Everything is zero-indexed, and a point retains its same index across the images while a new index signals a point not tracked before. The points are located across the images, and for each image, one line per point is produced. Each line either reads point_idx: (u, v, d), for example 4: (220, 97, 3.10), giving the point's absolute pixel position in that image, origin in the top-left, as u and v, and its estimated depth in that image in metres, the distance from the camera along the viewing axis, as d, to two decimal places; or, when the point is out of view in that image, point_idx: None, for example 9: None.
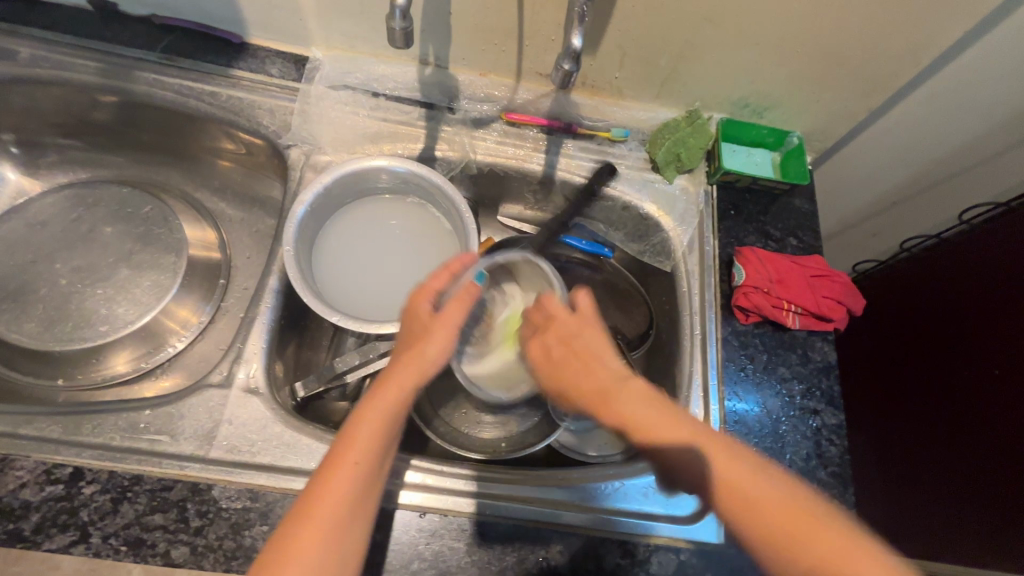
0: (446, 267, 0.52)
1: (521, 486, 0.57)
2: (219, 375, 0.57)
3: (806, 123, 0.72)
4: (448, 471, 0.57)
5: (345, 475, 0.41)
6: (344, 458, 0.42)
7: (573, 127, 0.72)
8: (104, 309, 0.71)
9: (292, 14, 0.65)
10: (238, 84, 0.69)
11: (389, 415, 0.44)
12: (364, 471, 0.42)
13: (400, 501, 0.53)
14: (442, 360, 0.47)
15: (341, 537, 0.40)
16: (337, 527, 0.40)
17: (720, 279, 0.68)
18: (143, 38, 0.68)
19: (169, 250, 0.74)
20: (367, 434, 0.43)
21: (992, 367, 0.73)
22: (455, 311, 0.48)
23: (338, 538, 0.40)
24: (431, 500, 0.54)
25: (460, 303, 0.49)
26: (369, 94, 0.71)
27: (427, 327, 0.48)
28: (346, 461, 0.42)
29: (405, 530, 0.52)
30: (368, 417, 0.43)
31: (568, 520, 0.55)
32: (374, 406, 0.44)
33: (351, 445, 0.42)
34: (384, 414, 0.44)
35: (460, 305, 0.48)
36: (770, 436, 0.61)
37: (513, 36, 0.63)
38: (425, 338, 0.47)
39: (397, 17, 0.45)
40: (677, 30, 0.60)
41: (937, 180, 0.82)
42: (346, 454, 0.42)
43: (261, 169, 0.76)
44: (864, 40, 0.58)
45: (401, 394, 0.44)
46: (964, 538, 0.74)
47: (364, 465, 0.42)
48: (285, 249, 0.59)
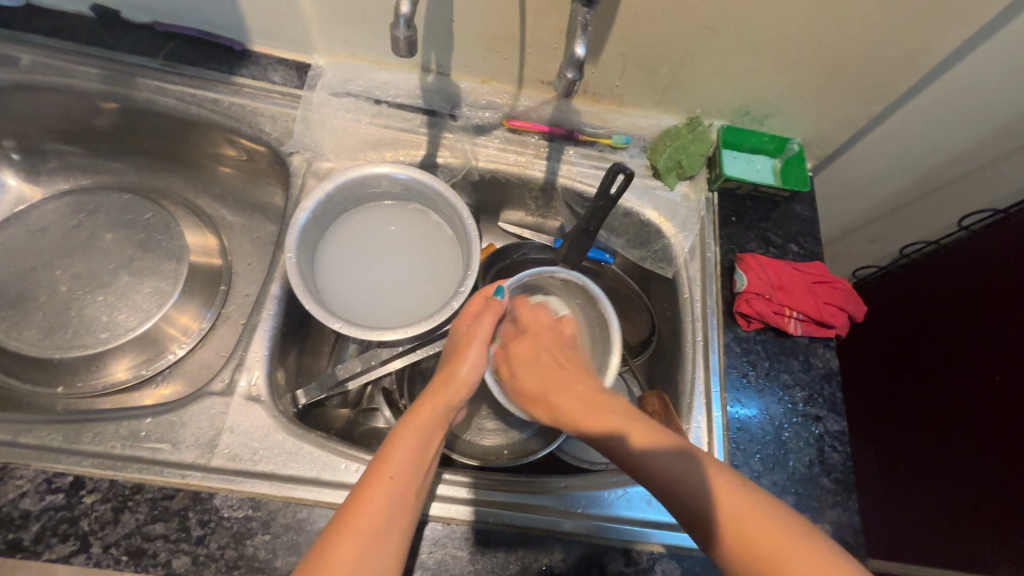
0: (481, 292, 0.59)
1: (529, 495, 0.57)
2: (221, 382, 0.57)
3: (806, 130, 0.72)
4: (461, 479, 0.57)
5: (383, 487, 0.41)
6: (381, 470, 0.42)
7: (574, 134, 0.72)
8: (105, 316, 0.70)
9: (294, 22, 0.65)
10: (240, 91, 0.69)
11: (423, 432, 0.46)
12: (405, 476, 0.42)
13: (433, 511, 0.54)
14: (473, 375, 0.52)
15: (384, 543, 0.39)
16: (375, 540, 0.39)
17: (721, 285, 0.68)
18: (145, 45, 0.68)
19: (170, 256, 0.74)
20: (405, 447, 0.44)
21: (994, 373, 0.73)
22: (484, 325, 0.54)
23: (376, 551, 0.38)
24: (441, 509, 0.54)
25: (486, 319, 0.55)
26: (370, 101, 0.71)
27: (459, 348, 0.53)
28: (383, 473, 0.42)
29: (423, 538, 0.53)
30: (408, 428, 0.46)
31: (569, 529, 0.55)
32: (412, 422, 0.47)
33: (389, 457, 0.43)
34: (420, 429, 0.46)
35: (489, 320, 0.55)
36: (772, 442, 0.61)
37: (515, 44, 0.63)
38: (456, 359, 0.52)
39: (401, 26, 0.45)
40: (679, 37, 0.60)
41: (937, 186, 0.82)
42: (385, 466, 0.43)
43: (262, 175, 0.76)
44: (863, 48, 0.59)
45: (434, 411, 0.48)
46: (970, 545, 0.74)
47: (400, 477, 0.42)
48: (287, 256, 0.59)
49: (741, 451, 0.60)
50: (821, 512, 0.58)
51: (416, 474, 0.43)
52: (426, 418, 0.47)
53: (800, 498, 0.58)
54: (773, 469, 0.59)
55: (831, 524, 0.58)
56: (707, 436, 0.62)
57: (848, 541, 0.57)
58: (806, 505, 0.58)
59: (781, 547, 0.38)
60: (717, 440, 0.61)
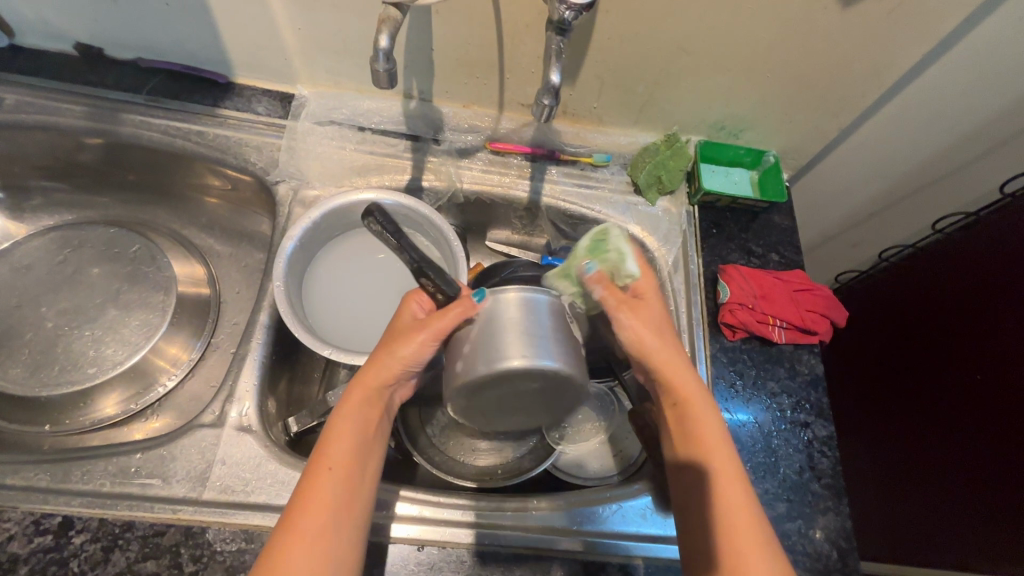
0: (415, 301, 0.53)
1: (497, 511, 0.56)
2: (211, 414, 0.56)
3: (780, 143, 0.74)
4: (426, 499, 0.56)
5: (323, 481, 0.44)
6: (319, 465, 0.45)
7: (557, 154, 0.74)
8: (92, 350, 0.70)
9: (277, 54, 0.67)
10: (224, 123, 0.70)
11: (361, 420, 0.48)
12: (342, 467, 0.45)
13: (395, 534, 0.53)
14: (415, 358, 0.49)
15: (331, 532, 0.42)
16: (321, 532, 0.42)
17: (705, 296, 0.69)
18: (129, 82, 0.70)
19: (158, 288, 0.74)
20: (342, 440, 0.46)
21: (974, 372, 0.75)
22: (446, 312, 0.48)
23: (324, 542, 0.42)
24: (404, 530, 0.53)
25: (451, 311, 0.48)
26: (354, 128, 0.72)
27: (397, 330, 0.51)
28: (321, 469, 0.45)
29: (393, 562, 0.52)
30: (346, 420, 0.47)
31: (546, 541, 0.55)
32: (346, 412, 0.48)
33: (326, 454, 0.45)
34: (355, 418, 0.48)
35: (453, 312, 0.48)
36: (762, 451, 0.61)
37: (494, 69, 0.65)
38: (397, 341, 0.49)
39: (381, 59, 0.45)
40: (653, 59, 0.62)
41: (909, 192, 0.85)
42: (321, 462, 0.45)
43: (248, 204, 0.77)
44: (828, 65, 0.61)
45: (372, 397, 0.49)
46: (978, 549, 0.74)
47: (338, 471, 0.45)
48: (275, 284, 0.60)
49: None
50: (813, 518, 0.59)
51: (355, 464, 0.46)
52: (363, 406, 0.48)
53: (792, 505, 0.59)
54: (765, 478, 0.60)
55: (824, 529, 0.59)
56: None
57: (841, 545, 0.58)
58: (798, 511, 0.59)
59: (741, 547, 0.44)
60: None
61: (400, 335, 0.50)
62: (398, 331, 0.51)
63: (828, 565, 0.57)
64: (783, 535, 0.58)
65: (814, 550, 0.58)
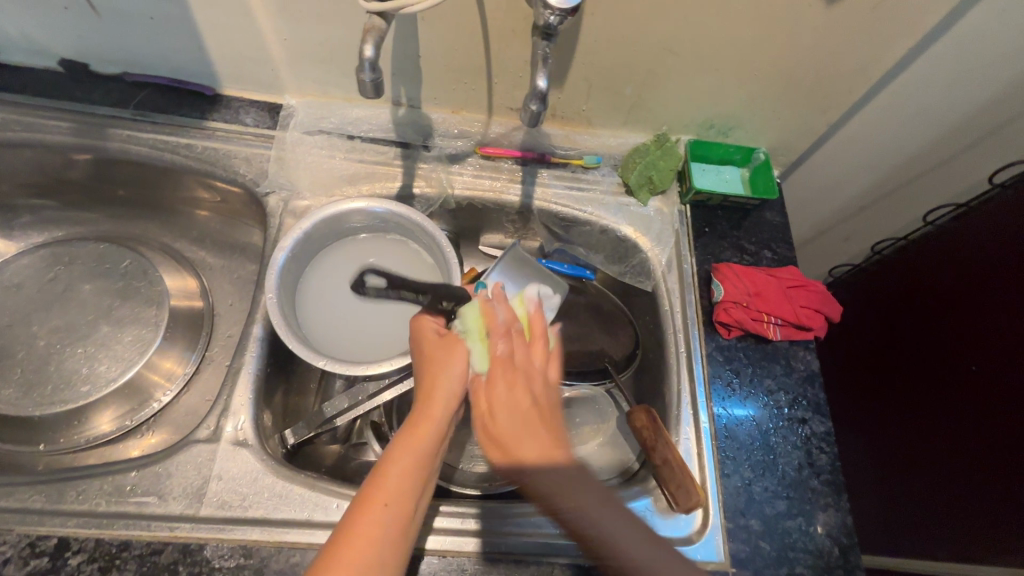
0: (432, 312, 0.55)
1: (515, 518, 0.56)
2: (206, 430, 0.56)
3: (769, 140, 0.74)
4: (437, 508, 0.56)
5: (377, 514, 0.43)
6: (374, 497, 0.43)
7: (547, 157, 0.74)
8: (85, 368, 0.69)
9: (263, 65, 0.66)
10: (212, 135, 0.70)
11: (422, 452, 0.46)
12: (398, 501, 0.43)
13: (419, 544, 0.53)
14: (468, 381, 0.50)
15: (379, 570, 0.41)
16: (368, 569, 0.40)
17: (700, 296, 0.69)
18: (115, 96, 0.69)
19: (151, 303, 0.74)
20: (399, 471, 0.45)
21: (969, 364, 0.75)
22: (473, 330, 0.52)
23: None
24: (436, 542, 0.54)
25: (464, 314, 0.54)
26: (344, 137, 0.72)
27: (450, 354, 0.51)
28: (376, 501, 0.43)
29: None
30: (404, 448, 0.46)
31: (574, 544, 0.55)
32: (405, 440, 0.46)
33: (381, 485, 0.44)
34: (414, 449, 0.46)
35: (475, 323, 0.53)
36: (761, 448, 0.61)
37: (481, 75, 0.65)
38: (451, 363, 0.50)
39: (365, 69, 0.45)
40: (640, 61, 0.62)
41: (899, 185, 0.85)
42: (377, 494, 0.43)
43: (239, 216, 0.76)
44: (815, 62, 0.61)
45: (434, 427, 0.48)
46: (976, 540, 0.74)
47: (394, 505, 0.43)
48: (268, 296, 0.59)
49: (731, 459, 0.61)
50: (814, 514, 0.59)
51: (409, 499, 0.44)
52: (425, 436, 0.47)
53: (792, 503, 0.59)
54: (764, 475, 0.60)
55: (825, 525, 0.58)
56: (697, 449, 0.62)
57: (843, 541, 0.58)
58: (799, 508, 0.59)
59: None
60: (707, 450, 0.61)
61: (453, 358, 0.51)
62: (440, 347, 0.52)
63: (830, 561, 0.57)
64: (784, 533, 0.58)
65: (815, 547, 0.58)
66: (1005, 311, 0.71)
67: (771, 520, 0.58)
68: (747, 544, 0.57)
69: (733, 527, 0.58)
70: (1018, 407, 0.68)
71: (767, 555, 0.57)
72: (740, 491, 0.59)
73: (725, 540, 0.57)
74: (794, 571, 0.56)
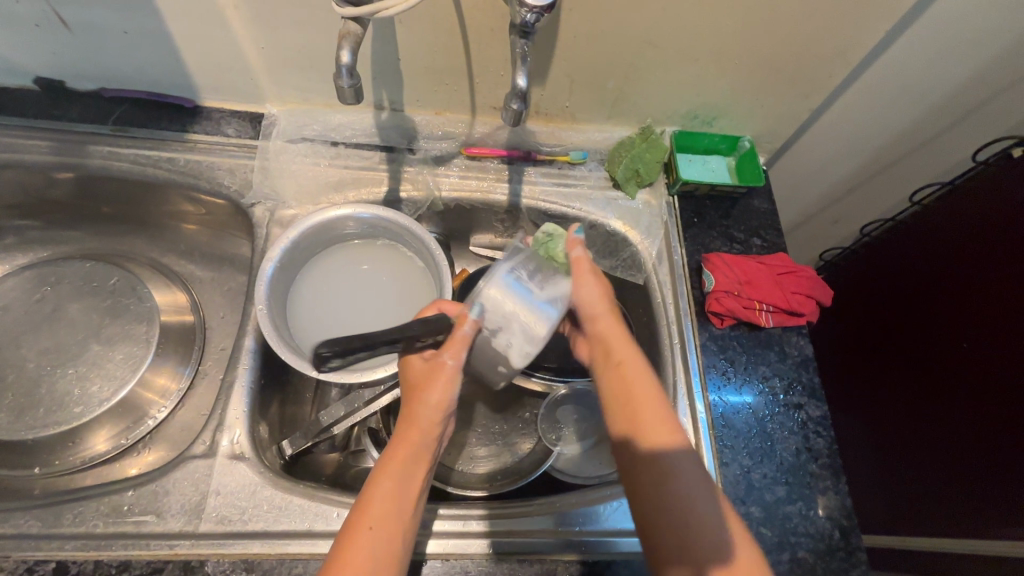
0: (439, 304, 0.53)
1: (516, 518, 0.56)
2: (202, 445, 0.55)
3: (754, 128, 0.74)
4: (435, 511, 0.56)
5: (362, 540, 0.43)
6: (358, 523, 0.44)
7: (532, 155, 0.74)
8: (77, 388, 0.69)
9: (242, 75, 0.66)
10: (194, 148, 0.69)
11: (401, 475, 0.47)
12: (382, 525, 0.44)
13: (427, 550, 0.53)
14: (449, 400, 0.50)
15: None
16: None
17: (691, 286, 0.69)
18: (94, 112, 0.68)
19: (141, 319, 0.73)
20: (381, 495, 0.45)
21: (961, 341, 0.76)
22: (456, 350, 0.49)
23: None
24: (438, 545, 0.54)
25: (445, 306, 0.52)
26: (327, 144, 0.72)
27: (426, 375, 0.50)
28: (360, 528, 0.44)
29: None
30: (385, 472, 0.47)
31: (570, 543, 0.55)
32: (386, 464, 0.47)
33: (364, 511, 0.45)
34: (395, 471, 0.47)
35: (458, 342, 0.49)
36: (758, 436, 0.62)
37: (463, 75, 0.65)
38: (428, 385, 0.50)
39: (343, 75, 0.45)
40: (621, 54, 0.62)
41: (884, 167, 0.86)
42: (360, 521, 0.44)
43: (226, 228, 0.76)
44: (796, 48, 0.61)
45: (412, 449, 0.48)
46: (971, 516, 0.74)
47: (378, 530, 0.44)
48: (258, 307, 0.59)
49: (729, 448, 0.61)
50: (813, 498, 0.59)
51: (394, 521, 0.45)
52: (404, 458, 0.48)
53: (792, 488, 0.59)
54: (763, 462, 0.60)
55: (825, 508, 0.59)
56: (695, 439, 0.62)
57: (843, 524, 0.58)
58: (798, 493, 0.59)
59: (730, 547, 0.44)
60: (706, 440, 0.61)
61: (429, 379, 0.50)
62: (426, 374, 0.51)
63: (831, 544, 0.58)
64: (784, 518, 0.58)
65: (816, 530, 0.58)
66: (1000, 285, 0.71)
67: (771, 506, 0.59)
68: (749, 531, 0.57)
69: None
70: (1014, 381, 0.68)
71: (768, 542, 0.57)
72: (740, 479, 0.59)
73: None
74: (796, 556, 0.57)
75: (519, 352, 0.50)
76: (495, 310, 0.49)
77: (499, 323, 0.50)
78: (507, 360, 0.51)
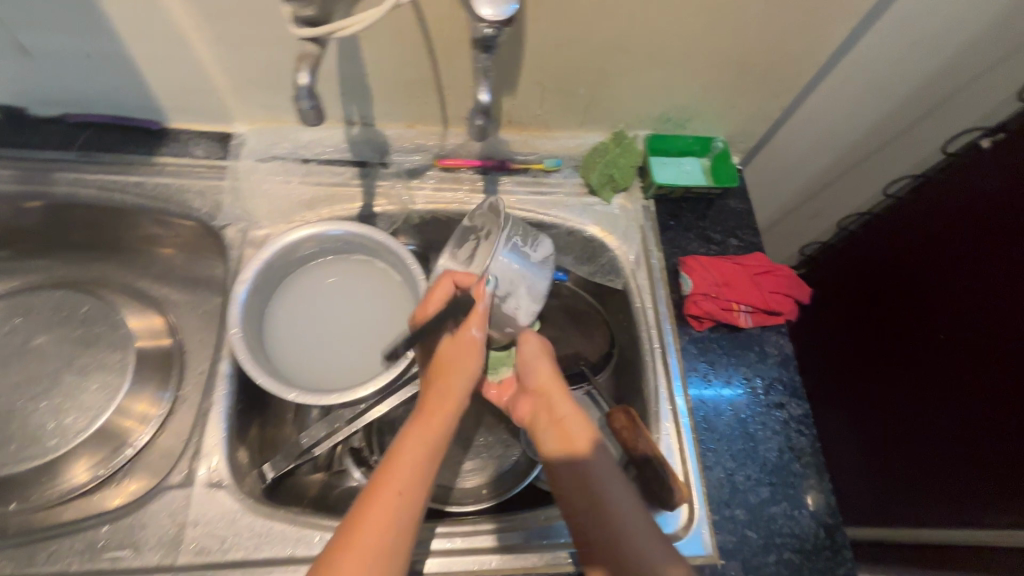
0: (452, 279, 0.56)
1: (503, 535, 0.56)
2: (179, 474, 0.55)
3: (727, 129, 0.75)
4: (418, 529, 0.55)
5: (388, 500, 0.46)
6: (386, 483, 0.47)
7: (507, 164, 0.74)
8: (51, 421, 0.68)
9: (208, 96, 0.65)
10: (163, 171, 0.68)
11: (432, 441, 0.50)
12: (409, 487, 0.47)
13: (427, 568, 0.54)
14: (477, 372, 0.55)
15: (390, 552, 0.44)
16: (380, 550, 0.44)
17: (669, 289, 0.70)
18: (58, 139, 0.67)
19: (115, 347, 0.72)
20: (412, 456, 0.49)
21: (939, 333, 0.77)
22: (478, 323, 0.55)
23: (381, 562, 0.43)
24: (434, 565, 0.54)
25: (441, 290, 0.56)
26: (298, 161, 0.71)
27: (458, 351, 0.55)
28: (388, 488, 0.46)
29: None
30: (417, 433, 0.51)
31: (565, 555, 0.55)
32: (417, 428, 0.51)
33: (391, 472, 0.47)
34: (427, 435, 0.51)
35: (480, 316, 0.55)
36: (740, 437, 0.62)
37: (432, 87, 0.64)
38: (460, 358, 0.55)
39: (303, 97, 0.44)
40: (589, 61, 0.62)
41: (858, 162, 0.86)
42: (388, 482, 0.47)
43: (203, 251, 0.75)
44: (762, 48, 0.62)
45: (444, 416, 0.53)
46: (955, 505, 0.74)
47: (406, 492, 0.46)
48: (231, 331, 0.58)
49: (712, 452, 0.61)
50: (798, 497, 0.59)
51: (419, 483, 0.48)
52: (435, 424, 0.52)
53: (776, 488, 0.60)
54: (746, 464, 0.61)
55: (809, 507, 0.59)
56: (678, 443, 0.62)
57: (828, 522, 0.59)
58: (782, 494, 0.59)
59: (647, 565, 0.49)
60: (688, 444, 0.61)
61: (461, 355, 0.55)
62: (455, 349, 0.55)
63: (816, 543, 0.58)
64: (769, 519, 0.58)
65: (801, 530, 0.58)
66: (978, 275, 0.72)
67: (756, 507, 0.59)
68: (734, 534, 0.57)
69: (718, 519, 0.58)
70: (997, 371, 0.68)
71: (754, 544, 0.57)
72: (723, 482, 0.60)
73: (711, 533, 0.57)
74: (782, 558, 0.57)
75: (526, 312, 0.61)
76: (501, 281, 0.58)
77: (509, 290, 0.59)
78: (515, 320, 0.61)
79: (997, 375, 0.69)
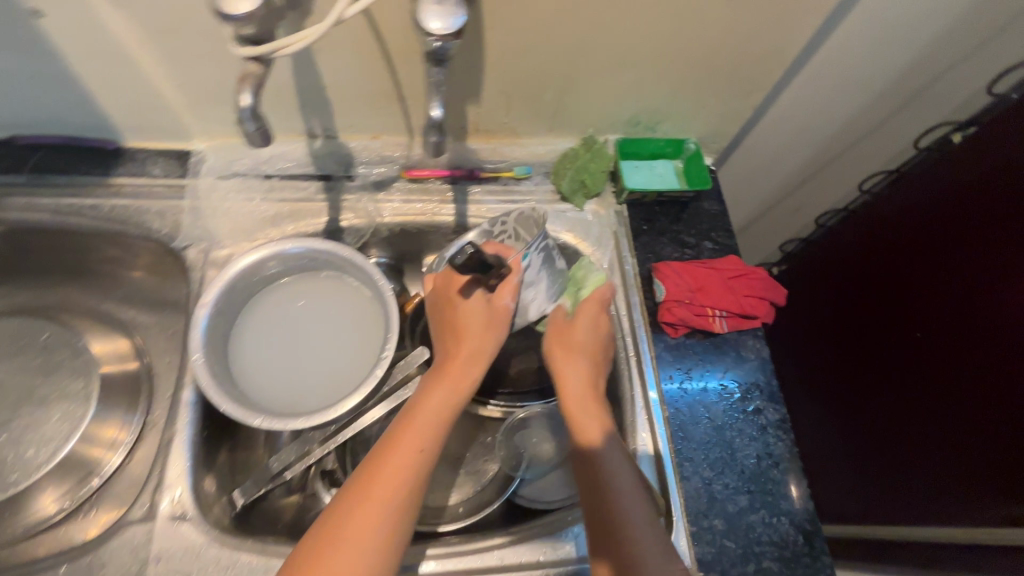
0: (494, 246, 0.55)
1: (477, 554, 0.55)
2: (142, 508, 0.53)
3: (698, 130, 0.74)
4: None
5: (405, 454, 0.48)
6: (405, 439, 0.49)
7: (476, 172, 0.72)
8: (12, 454, 0.66)
9: (162, 114, 0.63)
10: (119, 192, 0.66)
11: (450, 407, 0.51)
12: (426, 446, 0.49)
13: None
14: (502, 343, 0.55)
15: (393, 505, 0.46)
16: (387, 504, 0.45)
17: (644, 296, 0.69)
18: (8, 162, 0.65)
19: (78, 374, 0.71)
20: (431, 415, 0.50)
21: (914, 330, 0.77)
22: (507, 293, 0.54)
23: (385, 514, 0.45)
24: None
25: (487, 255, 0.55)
26: (260, 177, 0.69)
27: (487, 317, 0.55)
28: (407, 446, 0.48)
29: None
30: (440, 394, 0.52)
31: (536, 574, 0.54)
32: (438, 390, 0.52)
33: (410, 429, 0.49)
34: (447, 398, 0.52)
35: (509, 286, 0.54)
36: (717, 446, 0.61)
37: (393, 98, 0.63)
38: (487, 327, 0.54)
39: (247, 118, 0.43)
40: (552, 67, 0.61)
41: (832, 158, 0.86)
42: (407, 439, 0.49)
43: (179, 271, 0.69)
44: (727, 49, 0.61)
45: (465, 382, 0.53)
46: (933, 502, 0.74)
47: (426, 452, 0.49)
48: (193, 356, 0.57)
49: (689, 461, 0.60)
50: (776, 504, 0.59)
51: (434, 442, 0.49)
52: (457, 391, 0.52)
53: (754, 496, 0.59)
54: (724, 473, 0.60)
55: (788, 514, 0.58)
56: (655, 453, 0.61)
57: (806, 528, 0.58)
58: (761, 501, 0.59)
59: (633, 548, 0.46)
60: (665, 454, 0.61)
61: (486, 322, 0.54)
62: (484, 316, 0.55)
63: (795, 551, 0.57)
64: (748, 528, 0.58)
65: (779, 538, 0.58)
66: (951, 270, 0.72)
67: (734, 517, 0.58)
68: (712, 545, 0.57)
69: (697, 530, 0.57)
70: (969, 367, 0.69)
71: (732, 554, 0.57)
72: (701, 492, 0.59)
73: (689, 545, 0.57)
74: (761, 567, 0.56)
75: (538, 307, 0.59)
76: (534, 267, 0.56)
77: (534, 279, 0.57)
78: (526, 312, 0.59)
79: (971, 370, 0.69)
